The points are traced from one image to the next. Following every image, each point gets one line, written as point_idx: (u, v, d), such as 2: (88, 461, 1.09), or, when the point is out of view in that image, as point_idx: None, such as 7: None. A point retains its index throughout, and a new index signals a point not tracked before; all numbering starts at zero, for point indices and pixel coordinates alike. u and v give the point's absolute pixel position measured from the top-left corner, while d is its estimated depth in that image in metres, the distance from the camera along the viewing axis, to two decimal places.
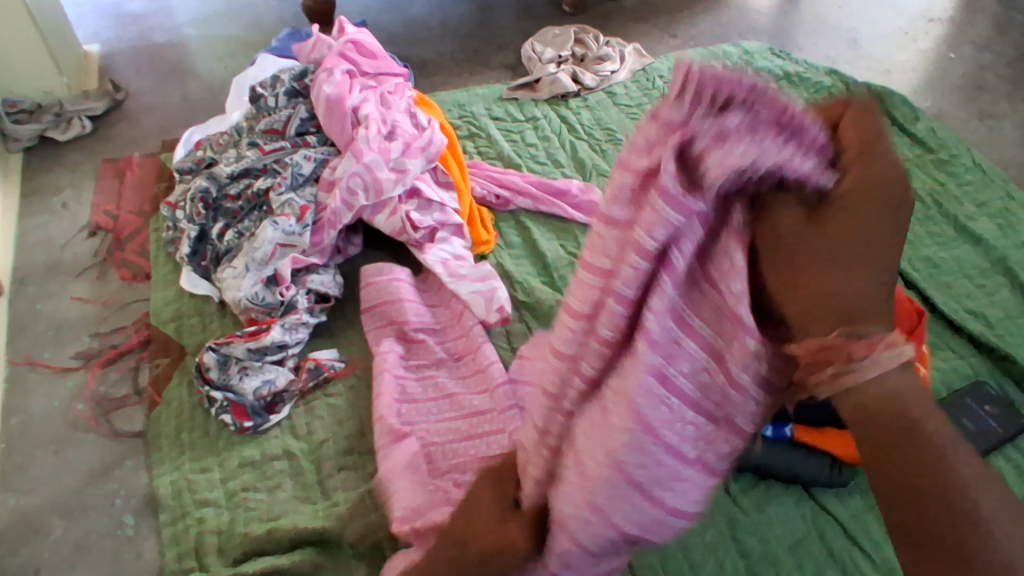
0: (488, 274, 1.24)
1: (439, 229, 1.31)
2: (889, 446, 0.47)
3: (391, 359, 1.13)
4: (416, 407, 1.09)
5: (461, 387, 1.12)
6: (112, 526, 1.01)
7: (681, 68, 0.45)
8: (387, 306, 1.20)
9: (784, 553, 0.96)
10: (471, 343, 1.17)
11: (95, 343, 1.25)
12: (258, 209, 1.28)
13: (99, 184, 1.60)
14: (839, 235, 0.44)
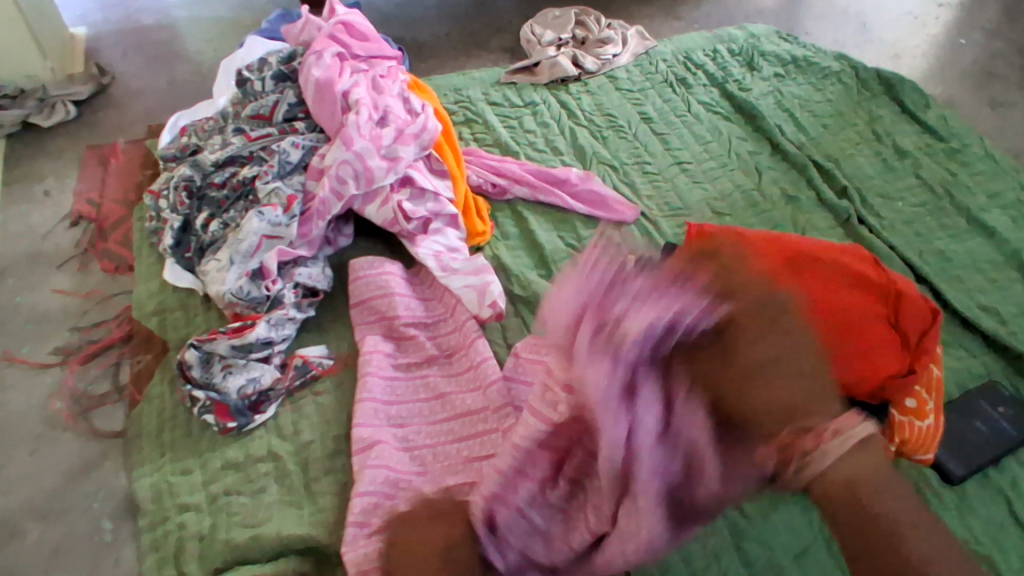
0: (481, 267, 1.19)
1: (432, 220, 1.25)
2: (842, 494, 0.71)
3: (379, 357, 1.09)
4: (407, 409, 1.05)
5: (453, 384, 1.08)
6: (89, 530, 0.97)
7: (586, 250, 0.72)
8: (377, 300, 1.16)
9: (788, 563, 0.92)
10: (462, 338, 1.12)
11: (75, 337, 1.20)
12: (244, 198, 1.23)
13: (82, 171, 1.55)
14: (764, 366, 0.66)
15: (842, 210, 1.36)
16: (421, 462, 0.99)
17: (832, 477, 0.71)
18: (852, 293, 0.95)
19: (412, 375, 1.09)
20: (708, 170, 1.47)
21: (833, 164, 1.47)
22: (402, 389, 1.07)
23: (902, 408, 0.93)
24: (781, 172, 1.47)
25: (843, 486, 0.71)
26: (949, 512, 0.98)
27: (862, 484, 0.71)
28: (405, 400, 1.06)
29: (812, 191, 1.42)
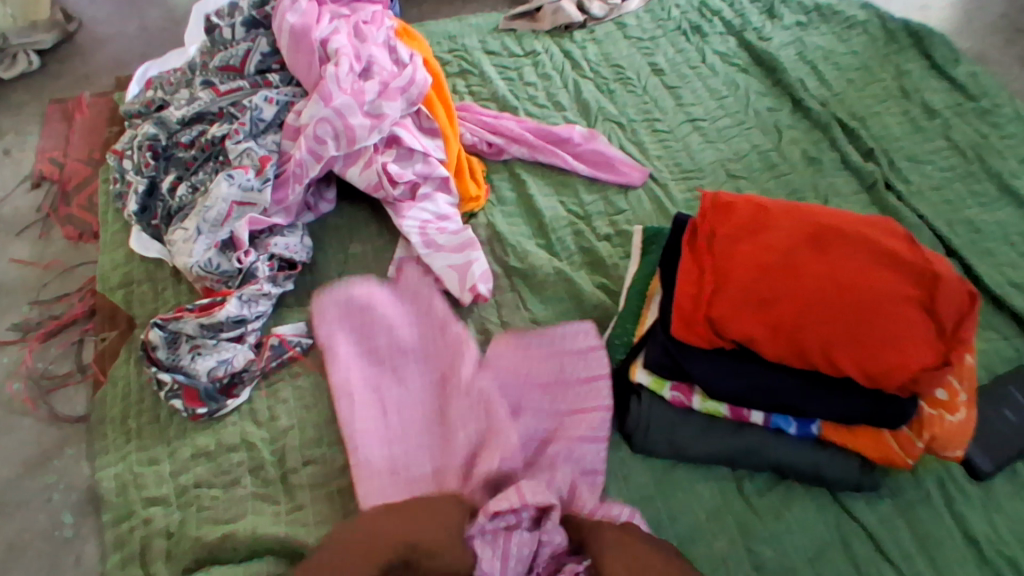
0: (467, 242, 1.09)
1: (422, 184, 1.15)
2: None
3: (348, 370, 0.96)
4: (386, 425, 0.92)
5: (439, 377, 0.96)
6: (49, 525, 0.91)
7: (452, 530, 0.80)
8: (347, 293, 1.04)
9: (803, 566, 0.85)
10: (442, 328, 1.00)
11: (35, 313, 1.12)
12: (214, 159, 1.11)
13: (45, 128, 1.43)
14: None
15: (867, 174, 1.24)
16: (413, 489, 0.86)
17: None
18: (881, 273, 0.83)
19: (386, 381, 0.96)
20: (722, 129, 1.34)
21: (858, 123, 1.34)
22: (378, 396, 0.95)
23: (930, 400, 0.86)
24: (801, 131, 1.34)
25: None
26: (976, 510, 0.90)
27: None
28: (383, 408, 0.94)
29: (833, 153, 1.30)
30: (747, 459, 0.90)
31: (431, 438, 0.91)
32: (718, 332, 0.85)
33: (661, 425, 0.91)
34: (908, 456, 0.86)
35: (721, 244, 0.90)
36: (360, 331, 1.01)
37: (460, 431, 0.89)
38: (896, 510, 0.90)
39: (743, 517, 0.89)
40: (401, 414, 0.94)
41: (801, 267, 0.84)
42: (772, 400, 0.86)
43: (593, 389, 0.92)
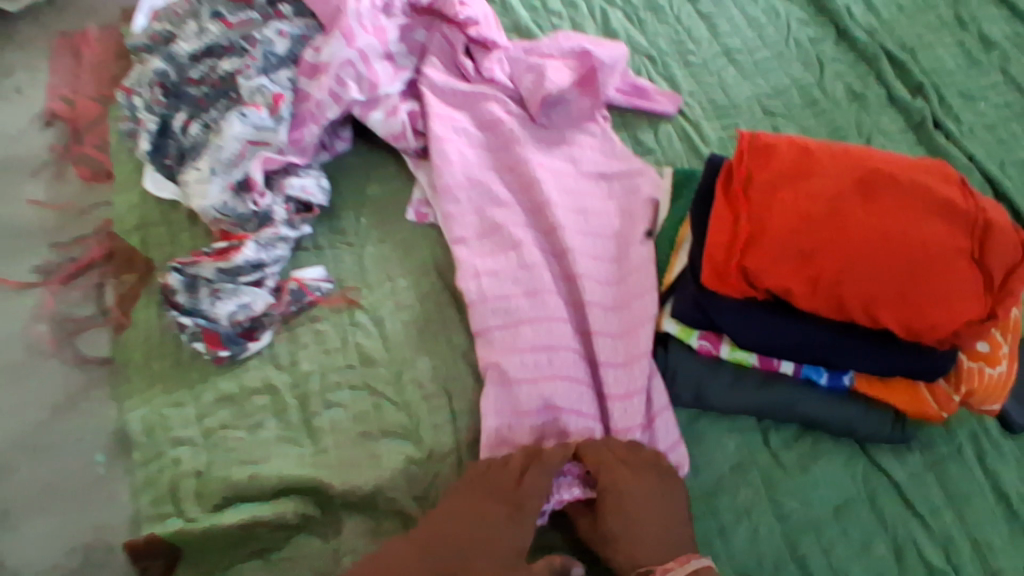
0: (483, 193, 1.03)
1: (468, 144, 1.08)
2: None
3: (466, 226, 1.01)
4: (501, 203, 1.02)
5: (501, 137, 1.08)
6: (81, 465, 0.93)
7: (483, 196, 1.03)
8: (616, 149, 1.09)
9: (828, 518, 0.84)
10: (624, 205, 1.03)
11: (54, 255, 1.10)
12: (225, 96, 1.08)
13: (53, 63, 1.39)
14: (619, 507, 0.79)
15: (915, 112, 1.17)
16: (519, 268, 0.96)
17: None
18: (929, 220, 0.79)
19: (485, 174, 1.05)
20: (760, 62, 1.26)
21: (907, 56, 1.25)
22: (512, 172, 1.05)
23: (971, 352, 0.82)
24: (846, 65, 1.25)
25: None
26: (1010, 465, 0.87)
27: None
28: (543, 183, 1.02)
29: (879, 89, 1.22)
30: (777, 413, 0.88)
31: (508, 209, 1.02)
32: (750, 281, 0.82)
33: (688, 374, 0.90)
34: (942, 410, 0.83)
35: (759, 189, 0.85)
36: (568, 134, 1.10)
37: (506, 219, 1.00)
38: (926, 463, 0.88)
39: (770, 470, 0.87)
40: (512, 200, 1.02)
41: (844, 214, 0.80)
42: (807, 353, 0.83)
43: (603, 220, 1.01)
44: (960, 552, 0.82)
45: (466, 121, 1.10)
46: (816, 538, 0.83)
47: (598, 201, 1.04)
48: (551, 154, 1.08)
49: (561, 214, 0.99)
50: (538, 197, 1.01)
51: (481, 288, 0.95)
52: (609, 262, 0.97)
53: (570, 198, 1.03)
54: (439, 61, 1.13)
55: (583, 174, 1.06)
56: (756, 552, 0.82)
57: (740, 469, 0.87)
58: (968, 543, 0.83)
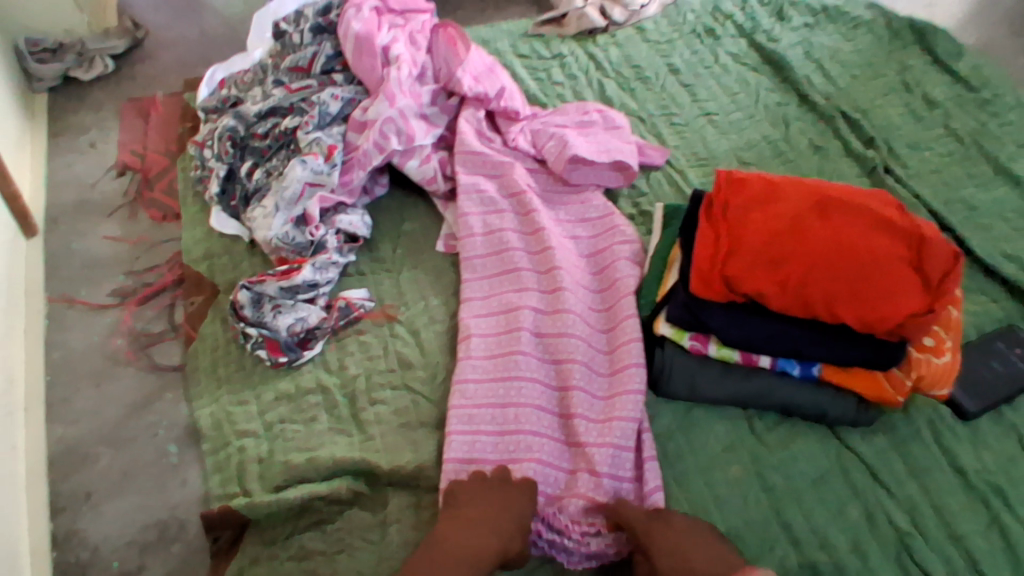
0: (499, 249, 1.19)
1: (493, 211, 1.24)
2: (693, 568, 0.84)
3: (477, 277, 1.17)
4: (503, 257, 1.18)
5: (520, 207, 1.24)
6: (157, 454, 1.06)
7: (494, 260, 1.18)
8: (615, 225, 1.23)
9: (807, 490, 0.98)
10: (616, 272, 1.15)
11: (130, 281, 1.28)
12: (286, 147, 1.29)
13: (124, 124, 1.60)
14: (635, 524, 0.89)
15: (868, 158, 1.38)
16: (513, 318, 1.11)
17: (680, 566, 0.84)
18: (875, 236, 0.97)
19: (501, 239, 1.20)
20: (735, 122, 1.49)
21: (861, 114, 1.48)
22: (522, 235, 1.21)
23: (919, 346, 0.99)
24: (808, 123, 1.48)
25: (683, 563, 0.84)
26: (962, 444, 1.02)
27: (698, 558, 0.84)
28: (550, 246, 1.17)
29: (837, 142, 1.44)
30: (756, 401, 1.04)
31: (510, 270, 1.17)
32: (731, 288, 0.99)
33: (682, 371, 1.05)
34: (899, 394, 0.99)
35: (735, 215, 1.04)
36: (573, 212, 1.27)
37: (513, 280, 1.16)
38: (889, 444, 1.02)
39: (755, 450, 1.02)
40: (523, 259, 1.17)
41: (804, 232, 0.98)
42: (779, 348, 1.00)
43: (598, 282, 1.17)
44: (923, 516, 0.96)
45: (493, 187, 1.26)
46: (798, 506, 0.97)
47: (595, 274, 1.18)
48: (561, 231, 1.24)
49: (565, 277, 1.13)
50: (547, 265, 1.16)
51: (475, 346, 1.09)
52: (599, 318, 1.12)
53: (572, 268, 1.17)
54: (469, 133, 1.31)
55: (582, 250, 1.22)
56: (748, 517, 0.96)
57: (727, 449, 1.02)
58: (930, 508, 0.97)
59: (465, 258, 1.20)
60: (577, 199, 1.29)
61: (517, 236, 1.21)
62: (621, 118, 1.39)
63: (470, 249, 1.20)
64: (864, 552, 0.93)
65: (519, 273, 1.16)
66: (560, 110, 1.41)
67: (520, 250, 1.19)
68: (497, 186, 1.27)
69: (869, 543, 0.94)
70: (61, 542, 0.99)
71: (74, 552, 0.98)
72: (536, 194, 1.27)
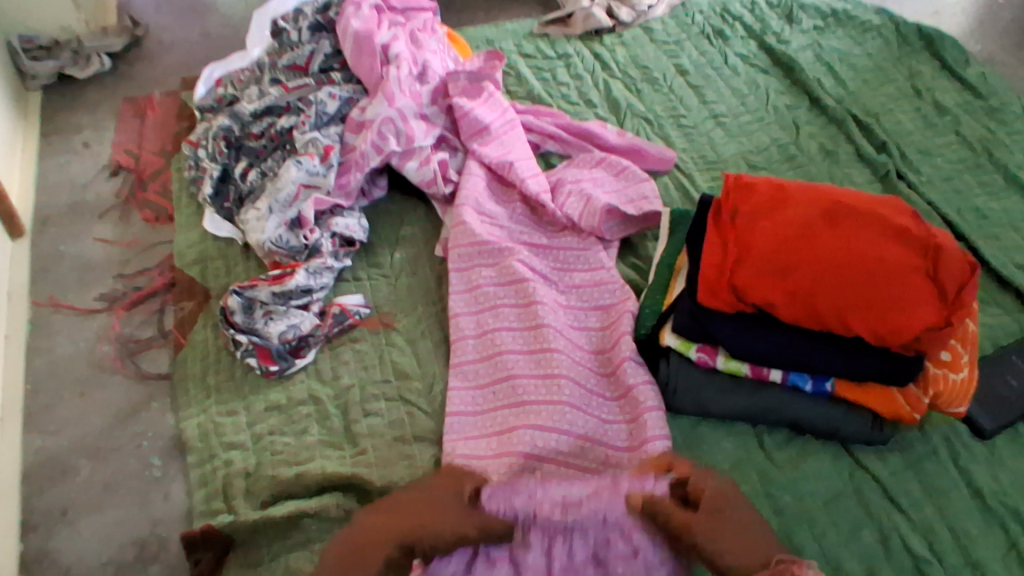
0: (484, 303, 1.10)
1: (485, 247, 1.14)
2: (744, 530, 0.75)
3: (464, 305, 1.10)
4: (492, 315, 1.08)
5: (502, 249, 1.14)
6: (140, 467, 1.02)
7: (481, 315, 1.09)
8: (610, 287, 1.12)
9: (818, 511, 0.94)
10: (610, 317, 1.09)
11: (119, 285, 1.24)
12: (281, 148, 1.25)
13: (119, 123, 1.57)
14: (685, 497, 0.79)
15: (881, 164, 1.33)
16: (502, 390, 1.00)
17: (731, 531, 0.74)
18: (888, 244, 0.93)
19: (485, 296, 1.10)
20: (744, 124, 1.44)
21: (871, 119, 1.43)
22: (508, 284, 1.11)
23: (935, 360, 0.94)
24: (818, 127, 1.44)
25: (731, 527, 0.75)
26: (980, 465, 0.97)
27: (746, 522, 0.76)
28: (539, 299, 1.08)
29: (849, 146, 1.39)
30: (767, 417, 0.99)
31: (495, 335, 1.06)
32: (741, 297, 0.95)
33: (688, 384, 1.00)
34: (915, 411, 0.94)
35: (744, 221, 1.00)
36: (563, 256, 1.17)
37: (499, 342, 1.05)
38: (905, 463, 0.98)
39: (764, 468, 0.98)
40: (511, 340, 1.05)
41: (813, 239, 0.94)
42: (789, 361, 0.95)
43: (588, 332, 1.08)
44: (939, 540, 0.91)
45: (492, 278, 1.12)
46: (807, 528, 0.93)
47: (592, 349, 1.07)
48: (554, 297, 1.11)
49: (554, 335, 1.04)
50: (541, 343, 1.03)
51: (472, 447, 0.97)
52: (596, 371, 1.04)
53: (568, 344, 1.05)
54: (473, 222, 1.17)
55: (569, 298, 1.13)
56: None
57: (736, 466, 0.98)
58: (946, 532, 0.92)
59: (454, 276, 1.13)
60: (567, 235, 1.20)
61: (502, 285, 1.11)
62: (627, 161, 1.32)
63: (460, 260, 1.14)
64: None
65: (504, 335, 1.06)
66: (568, 163, 1.32)
67: (504, 306, 1.09)
68: (495, 275, 1.12)
69: (882, 567, 0.89)
70: (33, 562, 0.94)
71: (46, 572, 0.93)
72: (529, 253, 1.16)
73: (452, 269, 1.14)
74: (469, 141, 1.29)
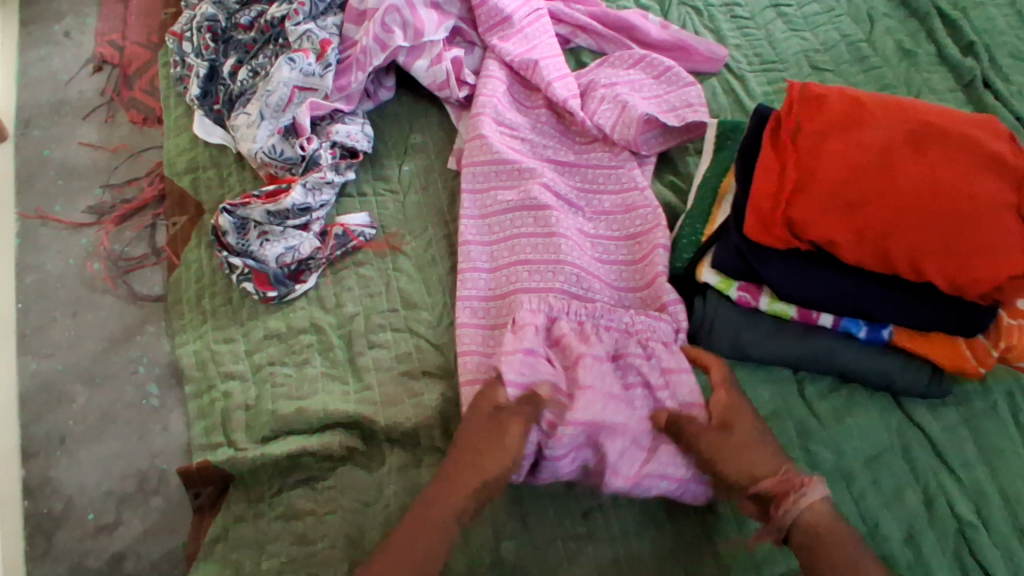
0: (498, 235, 0.98)
1: (504, 166, 1.01)
2: (758, 442, 0.77)
3: (476, 231, 0.99)
4: (507, 248, 0.97)
5: (523, 171, 1.01)
6: (137, 396, 0.97)
7: (494, 248, 0.97)
8: (643, 212, 0.99)
9: (860, 468, 0.85)
10: (643, 249, 0.97)
11: (108, 197, 1.15)
12: (273, 42, 1.11)
13: (101, 9, 1.40)
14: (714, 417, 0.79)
15: (967, 69, 1.14)
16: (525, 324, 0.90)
17: (747, 443, 0.77)
18: (977, 173, 0.78)
19: (499, 224, 0.99)
20: (810, 16, 1.24)
21: (960, 14, 1.21)
22: (527, 211, 0.98)
23: (1012, 309, 0.82)
24: (897, 20, 1.22)
25: (748, 440, 0.77)
26: None
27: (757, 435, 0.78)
28: (559, 228, 0.96)
29: (930, 46, 1.19)
30: (813, 365, 0.89)
31: (509, 272, 0.95)
32: (796, 233, 0.82)
33: (726, 327, 0.90)
34: (981, 365, 0.84)
35: (807, 139, 0.85)
36: (591, 178, 1.04)
37: (516, 281, 0.94)
38: (960, 419, 0.88)
39: (803, 419, 0.89)
40: (527, 276, 0.94)
41: (887, 166, 0.80)
42: (849, 307, 0.84)
43: (616, 268, 0.97)
44: (990, 506, 0.83)
45: (508, 202, 0.99)
46: (846, 487, 0.84)
47: (620, 284, 0.96)
48: (577, 226, 0.99)
49: (576, 271, 0.93)
50: (561, 279, 0.92)
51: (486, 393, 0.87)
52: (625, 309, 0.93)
53: (594, 282, 0.94)
54: (493, 136, 1.04)
55: (594, 228, 1.00)
56: None
57: (773, 416, 0.89)
58: (999, 497, 0.83)
59: (465, 197, 1.01)
60: (595, 152, 1.06)
61: (520, 211, 0.98)
62: (668, 60, 1.15)
63: (473, 180, 1.02)
64: (918, 544, 0.81)
65: (521, 272, 0.94)
66: (600, 62, 1.16)
67: (520, 236, 0.97)
68: (513, 198, 0.99)
69: (924, 533, 0.82)
70: (33, 491, 0.91)
71: (47, 502, 0.91)
72: (551, 174, 1.03)
73: (466, 191, 1.01)
74: (487, 33, 1.12)
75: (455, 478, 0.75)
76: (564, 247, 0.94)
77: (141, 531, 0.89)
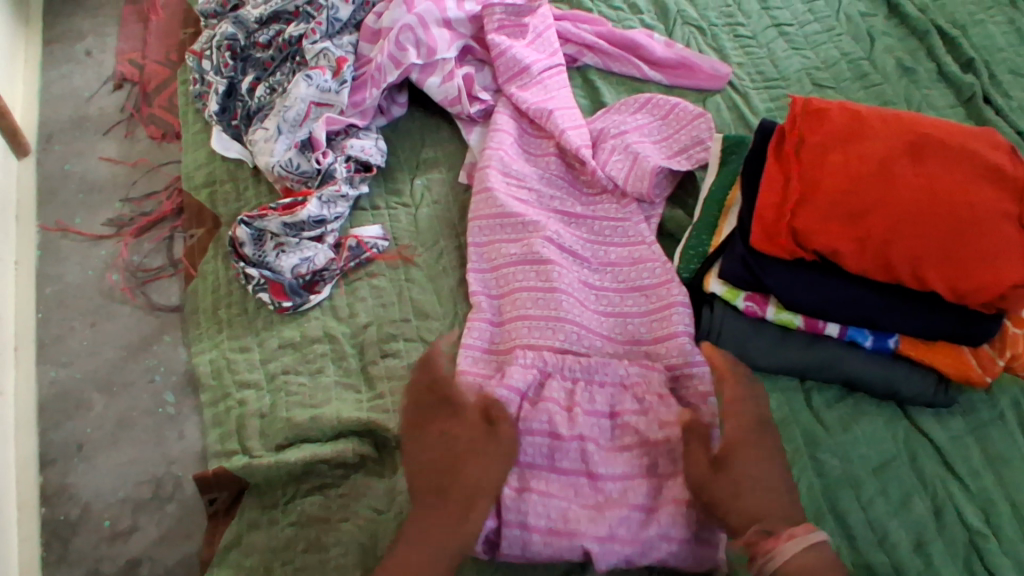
0: (502, 288, 0.98)
1: (508, 218, 1.01)
2: (760, 484, 0.75)
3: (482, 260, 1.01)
4: (510, 301, 0.96)
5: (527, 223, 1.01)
6: (153, 404, 0.99)
7: (498, 302, 0.97)
8: (649, 266, 0.98)
9: (868, 477, 0.86)
10: (650, 303, 0.96)
11: (127, 210, 1.18)
12: (291, 60, 1.15)
13: (122, 29, 1.45)
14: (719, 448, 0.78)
15: (967, 86, 1.16)
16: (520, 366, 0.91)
17: (746, 484, 0.75)
18: (979, 187, 0.80)
19: (503, 277, 0.98)
20: (811, 35, 1.27)
21: (959, 32, 1.24)
22: (530, 265, 0.98)
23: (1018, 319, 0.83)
24: (897, 39, 1.25)
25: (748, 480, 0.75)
26: None
27: (759, 476, 0.75)
28: (560, 284, 0.96)
29: (931, 64, 1.21)
30: (819, 373, 0.91)
31: (513, 326, 0.94)
32: (800, 242, 0.84)
33: (733, 336, 0.91)
34: (987, 374, 0.85)
35: (811, 152, 0.87)
36: (597, 229, 1.04)
37: (518, 332, 0.93)
38: (967, 428, 0.89)
39: (810, 428, 0.90)
40: (530, 330, 0.93)
41: (889, 181, 0.82)
42: (853, 317, 0.85)
43: (622, 321, 0.96)
44: (999, 515, 0.83)
45: (512, 255, 0.99)
46: (854, 495, 0.85)
47: (624, 339, 0.95)
48: (580, 278, 0.99)
49: (576, 331, 0.93)
50: (561, 338, 0.92)
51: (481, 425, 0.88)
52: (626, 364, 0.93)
53: (595, 338, 0.94)
54: (499, 188, 1.04)
55: (598, 279, 1.00)
56: None
57: (781, 426, 0.90)
58: (1008, 506, 0.84)
59: (473, 217, 1.03)
60: (603, 203, 1.06)
61: (524, 266, 0.98)
62: (675, 100, 1.14)
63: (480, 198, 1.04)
64: (928, 553, 0.81)
65: (525, 327, 0.93)
66: (606, 110, 1.16)
67: (523, 289, 0.96)
68: (517, 252, 0.99)
69: (933, 542, 0.82)
70: (50, 497, 0.93)
71: (64, 507, 0.92)
72: (554, 225, 1.02)
73: (473, 209, 1.04)
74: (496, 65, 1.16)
75: (431, 490, 0.75)
76: (565, 304, 0.94)
77: (156, 536, 0.91)
